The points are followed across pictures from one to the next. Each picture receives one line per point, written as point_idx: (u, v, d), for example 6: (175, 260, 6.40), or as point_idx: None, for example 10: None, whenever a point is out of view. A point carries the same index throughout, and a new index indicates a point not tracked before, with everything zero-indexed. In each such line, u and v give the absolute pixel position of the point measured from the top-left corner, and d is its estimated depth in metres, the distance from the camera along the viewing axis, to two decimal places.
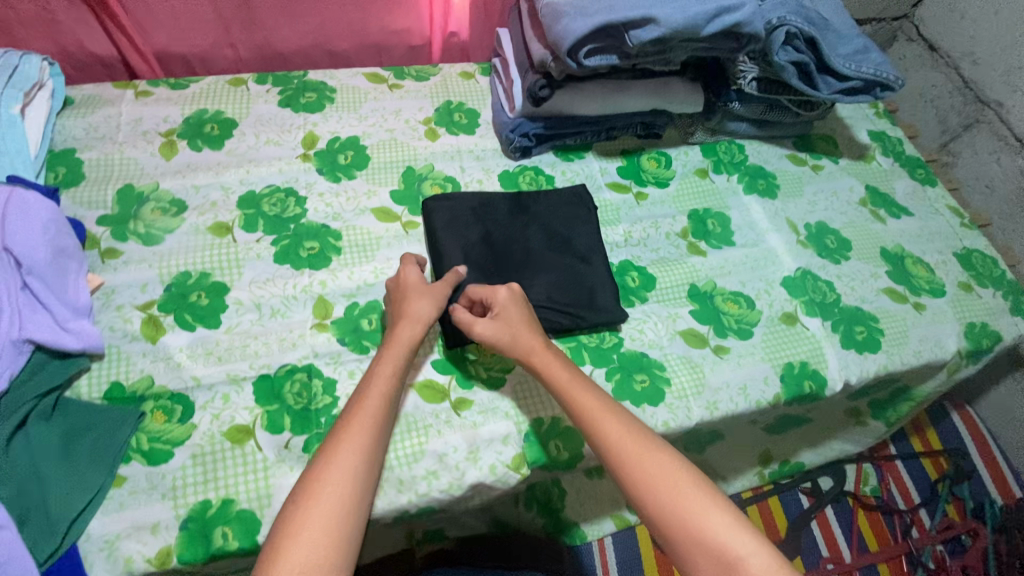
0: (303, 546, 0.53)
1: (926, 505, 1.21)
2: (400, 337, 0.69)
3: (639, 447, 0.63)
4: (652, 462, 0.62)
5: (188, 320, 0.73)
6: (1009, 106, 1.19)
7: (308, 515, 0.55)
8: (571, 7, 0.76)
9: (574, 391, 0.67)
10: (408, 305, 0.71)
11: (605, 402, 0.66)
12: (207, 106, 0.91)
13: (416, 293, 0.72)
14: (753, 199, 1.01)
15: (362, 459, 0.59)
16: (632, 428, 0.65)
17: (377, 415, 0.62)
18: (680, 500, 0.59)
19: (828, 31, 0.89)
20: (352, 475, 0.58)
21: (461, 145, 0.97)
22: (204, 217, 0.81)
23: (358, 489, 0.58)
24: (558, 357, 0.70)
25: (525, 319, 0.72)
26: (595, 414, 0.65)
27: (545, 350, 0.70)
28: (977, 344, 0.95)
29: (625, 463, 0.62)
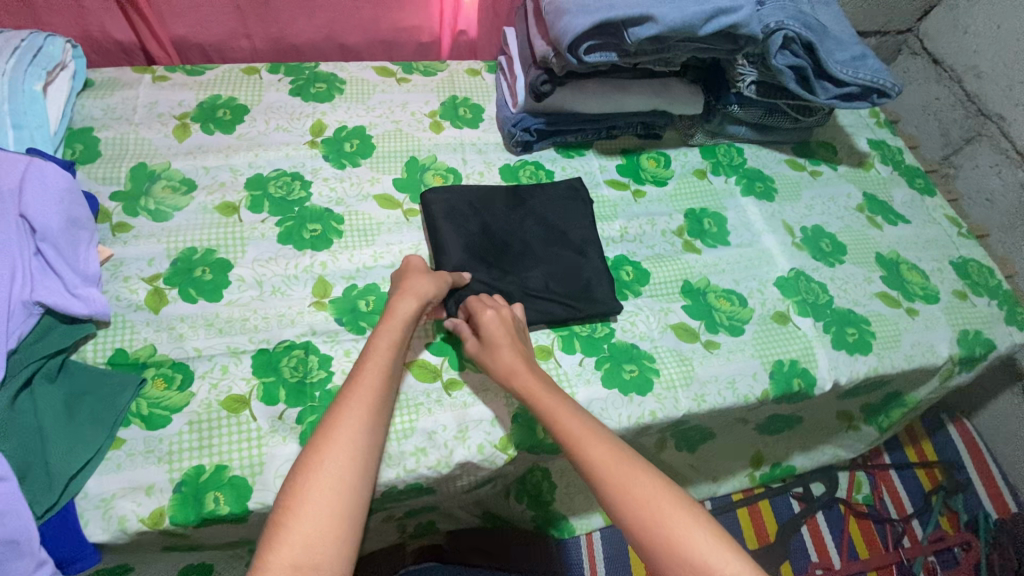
0: (310, 509, 0.54)
1: (919, 516, 1.21)
2: (397, 311, 0.70)
3: (621, 465, 0.61)
4: (634, 478, 0.59)
5: (192, 293, 0.76)
6: (1010, 120, 1.20)
7: (311, 477, 0.56)
8: (573, 5, 0.79)
9: (556, 409, 0.66)
10: (408, 287, 0.73)
11: (586, 422, 0.65)
12: (221, 92, 0.95)
13: (416, 277, 0.75)
14: (750, 201, 1.02)
15: (363, 423, 0.60)
16: (614, 447, 0.62)
17: (372, 390, 0.63)
18: (661, 519, 0.57)
19: (826, 38, 0.91)
20: (353, 438, 0.59)
21: (464, 138, 0.99)
22: (213, 196, 0.84)
23: (360, 450, 0.59)
24: (538, 377, 0.70)
25: (511, 337, 0.72)
26: (575, 434, 0.64)
27: (526, 370, 0.70)
28: (969, 350, 0.95)
29: (606, 483, 0.60)
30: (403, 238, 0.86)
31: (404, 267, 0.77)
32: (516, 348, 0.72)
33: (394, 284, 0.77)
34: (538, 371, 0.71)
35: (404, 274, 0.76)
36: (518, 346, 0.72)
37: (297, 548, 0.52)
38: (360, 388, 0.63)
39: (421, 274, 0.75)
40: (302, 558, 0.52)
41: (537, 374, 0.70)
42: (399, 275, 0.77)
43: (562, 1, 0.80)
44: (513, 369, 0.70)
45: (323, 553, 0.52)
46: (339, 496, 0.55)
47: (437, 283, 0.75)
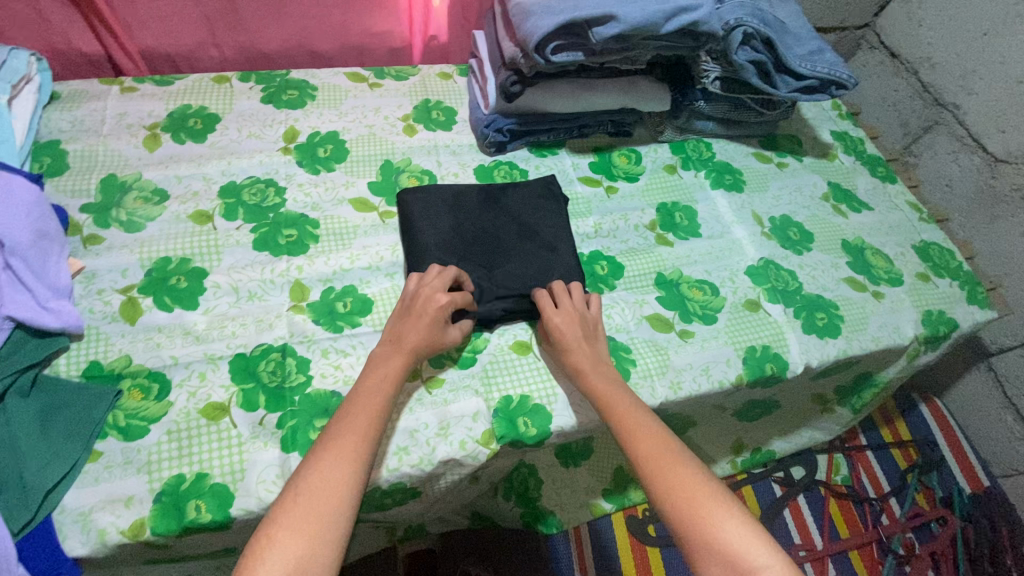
0: (305, 518, 0.55)
1: (895, 495, 1.23)
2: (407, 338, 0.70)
3: (664, 455, 0.64)
4: (673, 469, 0.63)
5: (167, 301, 0.75)
6: (965, 108, 1.24)
7: (310, 500, 0.56)
8: (538, 6, 0.81)
9: (615, 399, 0.71)
10: (405, 331, 0.71)
11: (635, 411, 0.69)
12: (191, 102, 0.95)
13: (419, 324, 0.72)
14: (719, 194, 1.05)
15: (358, 456, 0.60)
16: (661, 437, 0.66)
17: (371, 417, 0.63)
18: (700, 509, 0.60)
19: (784, 34, 0.94)
20: (351, 470, 0.59)
21: (437, 140, 1.01)
22: (186, 205, 0.84)
23: (353, 485, 0.58)
24: (605, 370, 0.74)
25: (579, 335, 0.76)
26: (625, 422, 0.68)
27: (591, 361, 0.75)
28: (934, 330, 0.99)
29: (647, 469, 0.64)
30: (380, 240, 0.87)
31: (414, 299, 0.74)
32: (582, 350, 0.75)
33: (401, 313, 0.74)
34: (606, 369, 0.75)
35: (410, 306, 0.74)
36: (589, 345, 0.76)
37: (283, 570, 0.52)
38: (365, 409, 0.64)
39: (425, 318, 0.72)
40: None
41: (597, 370, 0.74)
42: (408, 300, 0.75)
43: (528, 3, 0.82)
44: (578, 366, 0.74)
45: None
46: (334, 529, 0.55)
47: (432, 341, 0.72)
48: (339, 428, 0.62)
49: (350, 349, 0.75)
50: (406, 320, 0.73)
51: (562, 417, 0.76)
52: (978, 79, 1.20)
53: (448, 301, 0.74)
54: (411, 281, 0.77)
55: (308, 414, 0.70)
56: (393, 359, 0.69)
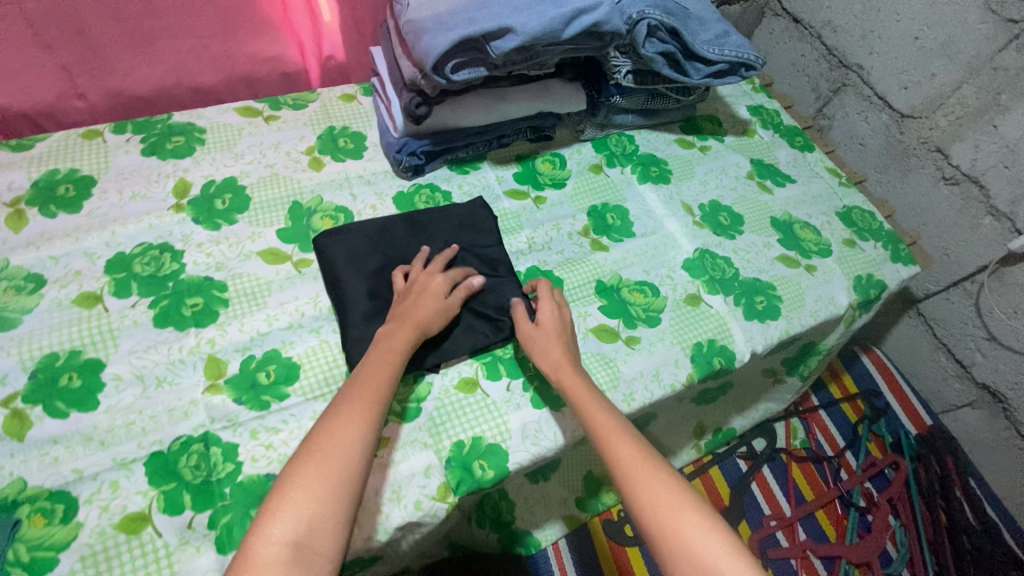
0: (312, 491, 0.55)
1: (850, 448, 1.28)
2: (415, 311, 0.72)
3: (647, 467, 0.64)
4: (653, 480, 0.62)
5: (61, 407, 0.67)
6: (868, 68, 1.28)
7: (320, 462, 0.57)
8: (431, 23, 0.75)
9: (591, 403, 0.69)
10: (410, 308, 0.73)
11: (617, 420, 0.68)
12: (59, 166, 0.84)
13: (423, 298, 0.73)
14: (647, 188, 1.04)
15: (366, 416, 0.61)
16: (642, 447, 0.65)
17: (380, 391, 0.64)
18: (678, 521, 0.59)
19: (689, 20, 0.92)
20: (362, 430, 0.60)
21: (349, 171, 0.93)
22: (67, 289, 0.74)
23: (365, 447, 0.59)
24: (579, 373, 0.72)
25: (559, 335, 0.76)
26: (605, 429, 0.67)
27: (568, 363, 0.73)
28: (865, 294, 1.02)
29: (627, 480, 0.63)
30: (298, 293, 0.80)
31: (411, 282, 0.77)
32: (561, 345, 0.75)
33: (402, 298, 0.75)
34: (582, 370, 0.74)
35: (408, 291, 0.76)
36: (566, 344, 0.75)
37: (296, 527, 0.54)
38: (372, 384, 0.64)
39: (427, 294, 0.74)
40: (300, 537, 0.53)
41: (571, 372, 0.72)
42: (404, 289, 0.76)
43: (419, 20, 0.76)
44: (555, 367, 0.73)
45: (324, 536, 0.54)
46: (349, 488, 0.57)
47: (439, 313, 0.73)
48: (348, 396, 0.63)
49: (281, 424, 0.69)
50: (408, 302, 0.74)
51: (519, 453, 0.72)
52: (876, 38, 1.24)
53: (447, 279, 0.76)
54: (399, 276, 0.78)
55: (241, 506, 0.63)
56: (401, 332, 0.70)
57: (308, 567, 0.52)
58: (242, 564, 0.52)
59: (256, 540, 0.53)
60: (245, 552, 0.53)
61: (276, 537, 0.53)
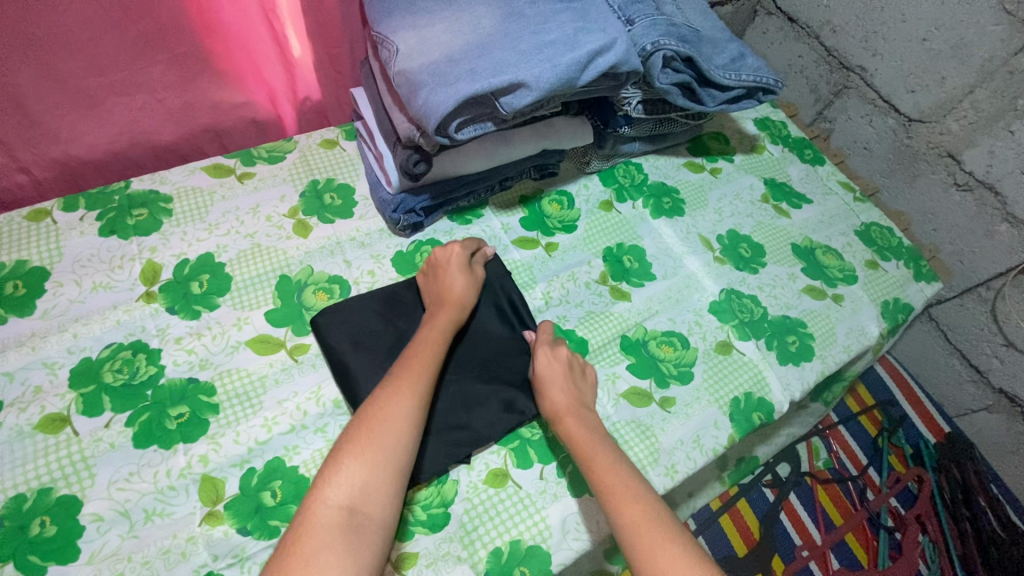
0: (367, 456, 0.56)
1: (872, 464, 1.26)
2: (450, 285, 0.74)
3: (657, 528, 0.58)
4: (666, 550, 0.57)
5: (34, 562, 0.57)
6: (872, 70, 1.18)
7: (372, 431, 0.58)
8: (428, 76, 0.66)
9: (596, 457, 0.64)
10: (445, 286, 0.74)
11: (626, 475, 0.63)
12: (3, 259, 0.72)
13: (454, 276, 0.75)
14: (662, 222, 0.97)
15: (415, 390, 0.62)
16: (651, 507, 0.60)
17: (429, 365, 0.65)
18: None
19: (703, 43, 0.84)
20: (413, 402, 0.61)
21: (339, 234, 0.84)
22: (27, 413, 0.64)
23: (416, 418, 0.61)
24: (585, 424, 0.68)
25: (567, 374, 0.72)
26: (611, 486, 0.62)
27: (573, 410, 0.69)
28: (894, 321, 0.97)
29: (638, 551, 0.57)
30: (297, 387, 0.71)
31: (433, 260, 0.77)
32: (569, 384, 0.71)
33: (430, 277, 0.77)
34: (587, 415, 0.69)
35: (436, 270, 0.77)
36: (571, 384, 0.71)
37: (350, 492, 0.55)
38: (422, 359, 0.66)
39: (455, 269, 0.76)
40: (354, 502, 0.54)
41: (580, 418, 0.68)
42: (429, 268, 0.78)
43: (413, 71, 0.67)
44: (556, 413, 0.69)
45: (376, 503, 0.55)
46: (400, 458, 0.58)
47: (470, 285, 0.76)
48: (400, 368, 0.65)
49: None
50: (439, 279, 0.76)
51: (563, 552, 0.66)
52: (880, 39, 1.14)
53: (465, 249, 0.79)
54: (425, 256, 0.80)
55: None
56: (443, 311, 0.72)
57: (361, 533, 0.53)
58: (298, 530, 0.52)
59: (312, 505, 0.54)
60: (299, 520, 0.53)
61: (331, 501, 0.54)
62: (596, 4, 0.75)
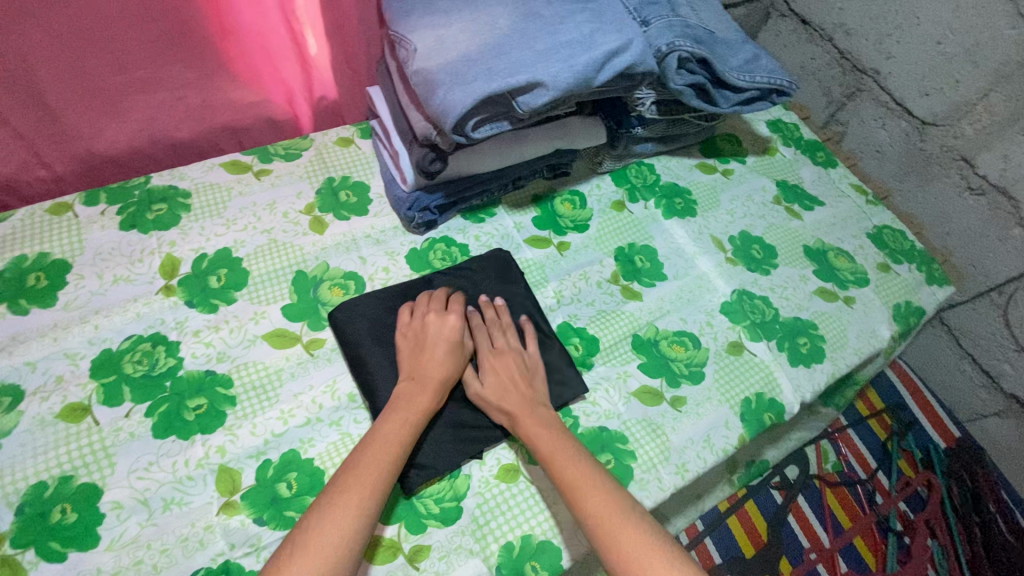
0: None
1: (882, 468, 1.25)
2: (432, 368, 0.68)
3: (621, 517, 0.59)
4: (624, 530, 0.58)
5: (56, 548, 0.58)
6: (885, 73, 1.18)
7: (311, 554, 0.52)
8: (445, 75, 0.67)
9: (555, 452, 0.64)
10: (427, 366, 0.68)
11: (585, 468, 0.63)
12: (26, 251, 0.74)
13: (437, 353, 0.69)
14: (674, 223, 0.97)
15: (365, 505, 0.56)
16: (612, 497, 0.61)
17: (385, 470, 0.59)
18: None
19: (717, 45, 0.84)
20: (361, 517, 0.55)
21: (355, 230, 0.85)
22: (49, 402, 0.65)
23: (362, 535, 0.55)
24: (541, 420, 0.67)
25: (516, 374, 0.71)
26: (573, 480, 0.62)
27: (529, 409, 0.68)
28: (906, 324, 0.97)
29: (603, 542, 0.58)
30: (312, 381, 0.72)
31: (422, 329, 0.71)
32: (519, 386, 0.70)
33: (412, 346, 0.70)
34: (543, 412, 0.69)
35: (418, 336, 0.71)
36: (521, 386, 0.70)
37: None
38: (380, 462, 0.59)
39: (441, 346, 0.70)
40: None
41: (536, 416, 0.68)
42: (412, 332, 0.72)
43: (431, 70, 0.68)
44: (512, 412, 0.68)
45: None
46: None
47: (456, 366, 0.70)
48: (351, 473, 0.58)
49: None
50: (421, 355, 0.69)
51: (572, 548, 0.66)
52: (895, 42, 1.13)
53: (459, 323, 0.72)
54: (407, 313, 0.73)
55: None
56: (423, 397, 0.65)
57: None
58: None
59: None
60: None
61: None
62: (611, 5, 0.75)
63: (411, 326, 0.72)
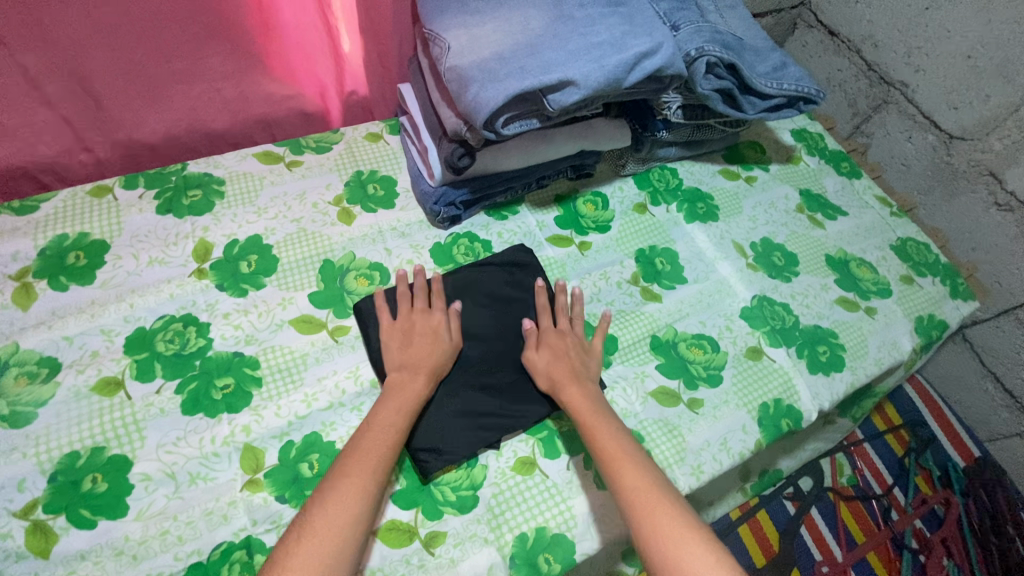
0: (307, 563, 0.52)
1: (898, 484, 1.24)
2: (421, 352, 0.71)
3: (655, 495, 0.60)
4: (660, 508, 0.59)
5: (86, 515, 0.60)
6: (913, 86, 1.17)
7: (316, 536, 0.54)
8: (478, 72, 0.69)
9: (598, 427, 0.66)
10: (417, 354, 0.71)
11: (625, 445, 0.65)
12: (68, 230, 0.77)
13: (426, 341, 0.72)
14: (696, 227, 0.98)
15: (366, 491, 0.58)
16: (649, 475, 0.62)
17: (382, 455, 0.61)
18: (683, 555, 0.56)
19: (745, 51, 0.85)
20: (361, 499, 0.57)
21: (381, 223, 0.87)
22: (85, 375, 0.68)
23: (364, 517, 0.57)
24: (588, 398, 0.70)
25: (572, 349, 0.75)
26: (612, 454, 0.64)
27: (576, 387, 0.71)
28: (928, 337, 0.96)
29: (636, 514, 0.59)
30: (336, 366, 0.73)
31: (411, 322, 0.74)
32: (570, 359, 0.74)
33: (400, 341, 0.72)
34: (590, 389, 0.71)
35: (408, 329, 0.73)
36: (573, 364, 0.73)
37: None
38: (375, 449, 0.61)
39: (428, 334, 0.73)
40: None
41: (584, 388, 0.71)
42: (400, 329, 0.73)
43: (464, 67, 0.69)
44: (561, 382, 0.71)
45: None
46: (344, 562, 0.54)
47: (446, 352, 0.72)
48: (350, 460, 0.60)
49: None
50: (410, 346, 0.72)
51: (587, 542, 0.66)
52: (924, 55, 1.13)
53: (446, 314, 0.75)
54: (389, 312, 0.75)
55: None
56: (415, 379, 0.68)
57: None
58: None
59: None
60: None
61: None
62: (642, 8, 0.77)
63: (395, 322, 0.74)
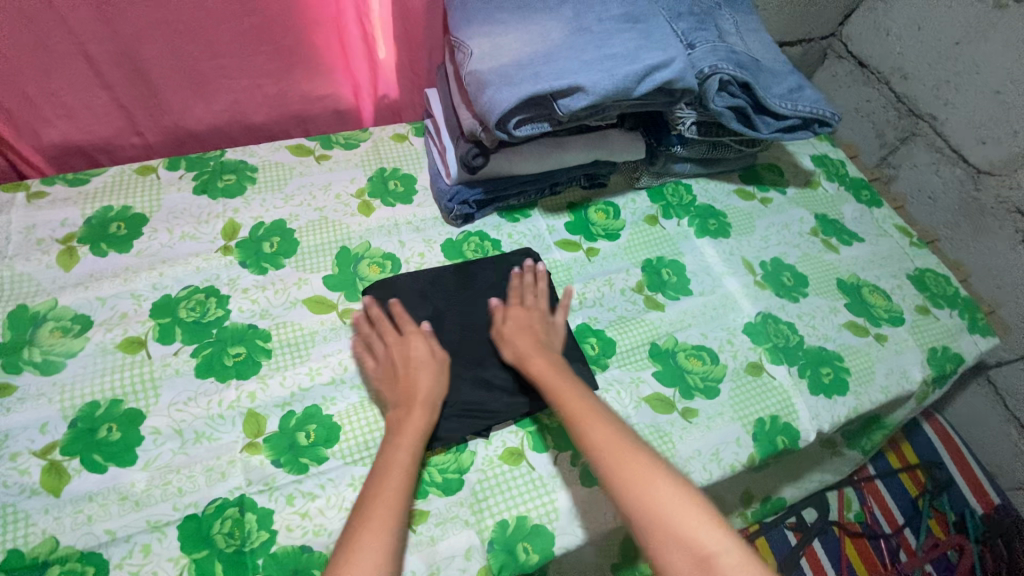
0: None
1: (909, 525, 1.19)
2: (416, 382, 0.68)
3: (622, 443, 0.62)
4: (631, 459, 0.60)
5: (98, 461, 0.65)
6: (942, 119, 1.16)
7: None
8: (495, 76, 0.73)
9: (560, 388, 0.68)
10: (410, 386, 0.68)
11: (589, 402, 0.66)
12: (112, 203, 0.83)
13: (417, 371, 0.69)
14: (706, 242, 0.99)
15: (393, 536, 0.56)
16: (614, 427, 0.63)
17: (399, 497, 0.59)
18: (654, 495, 0.57)
19: (761, 72, 0.87)
20: (388, 545, 0.55)
21: (398, 217, 0.91)
22: (112, 333, 0.73)
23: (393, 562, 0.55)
24: (550, 363, 0.71)
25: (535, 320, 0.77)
26: (575, 412, 0.65)
27: (536, 355, 0.72)
28: (941, 369, 0.94)
29: (603, 463, 0.60)
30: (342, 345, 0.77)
31: (392, 358, 0.71)
32: (534, 330, 0.76)
33: (391, 382, 0.70)
34: (552, 355, 0.73)
35: (392, 371, 0.70)
36: (535, 337, 0.75)
37: None
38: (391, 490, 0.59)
39: (412, 364, 0.70)
40: None
41: (546, 357, 0.73)
42: (382, 370, 0.71)
43: (482, 71, 0.74)
44: (522, 352, 0.73)
45: None
46: None
47: (438, 374, 0.70)
48: (369, 505, 0.58)
49: (318, 490, 0.66)
50: (399, 381, 0.69)
51: (567, 536, 0.67)
52: (953, 88, 1.12)
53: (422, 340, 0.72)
54: (369, 359, 0.73)
55: None
56: (416, 411, 0.66)
57: None
58: None
59: None
60: None
61: None
62: (659, 26, 0.80)
63: (379, 364, 0.72)
